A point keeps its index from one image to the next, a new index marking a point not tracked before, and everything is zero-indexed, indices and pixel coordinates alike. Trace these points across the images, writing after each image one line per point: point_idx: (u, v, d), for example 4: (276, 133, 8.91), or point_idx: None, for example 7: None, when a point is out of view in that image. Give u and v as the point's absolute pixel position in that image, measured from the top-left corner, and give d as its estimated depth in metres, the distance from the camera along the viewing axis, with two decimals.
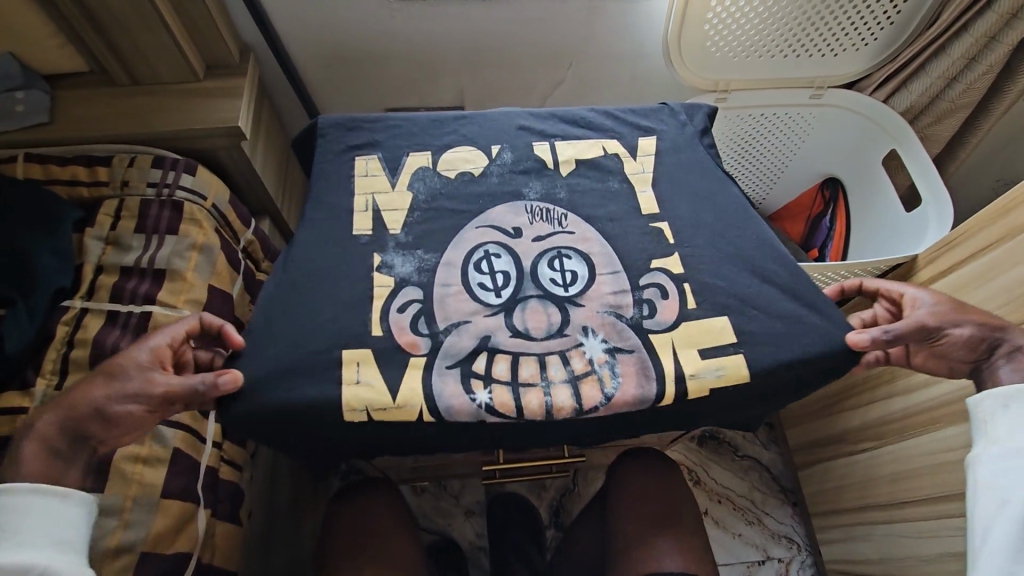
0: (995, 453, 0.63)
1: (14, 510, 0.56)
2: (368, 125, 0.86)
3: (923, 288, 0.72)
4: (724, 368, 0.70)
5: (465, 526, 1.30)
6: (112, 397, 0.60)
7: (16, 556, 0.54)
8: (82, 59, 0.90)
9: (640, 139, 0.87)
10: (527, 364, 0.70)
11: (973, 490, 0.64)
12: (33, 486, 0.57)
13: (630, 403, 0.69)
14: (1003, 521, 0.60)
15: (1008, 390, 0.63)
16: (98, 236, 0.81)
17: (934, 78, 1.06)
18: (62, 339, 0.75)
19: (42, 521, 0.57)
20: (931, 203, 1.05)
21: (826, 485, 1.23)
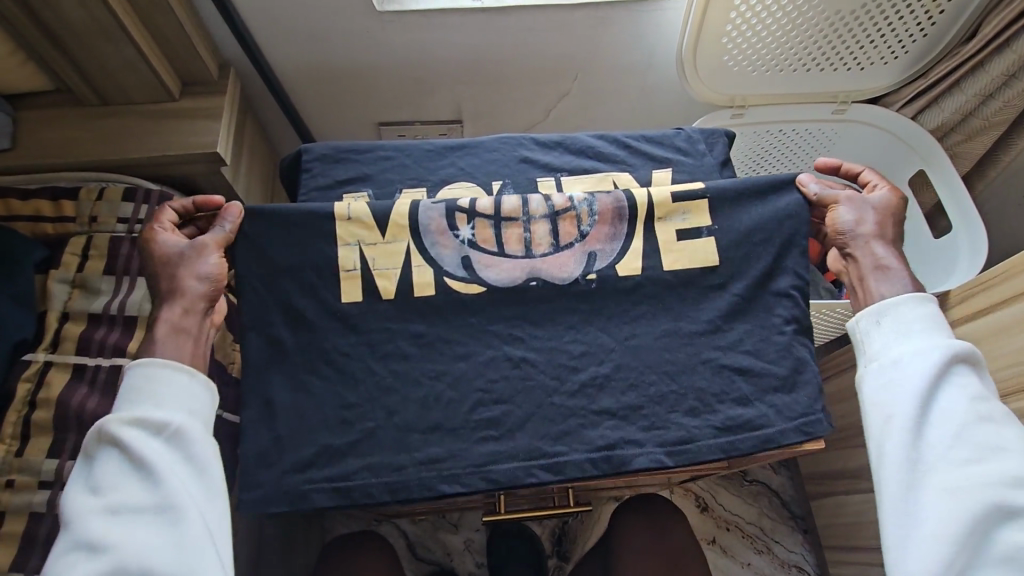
0: (875, 368, 0.66)
1: (153, 378, 0.61)
2: (357, 158, 0.80)
3: (885, 194, 0.73)
4: (690, 213, 0.74)
5: (466, 557, 1.25)
6: (188, 277, 0.66)
7: (157, 415, 0.60)
8: (47, 77, 0.83)
9: (654, 171, 0.81)
10: (510, 200, 0.74)
11: (862, 409, 0.66)
12: (165, 359, 0.62)
13: (605, 241, 0.73)
14: (887, 437, 0.63)
15: (880, 306, 0.66)
16: (64, 279, 0.74)
17: (969, 96, 0.99)
18: (23, 399, 0.68)
19: (174, 389, 0.62)
20: (962, 231, 0.98)
21: (843, 518, 1.18)
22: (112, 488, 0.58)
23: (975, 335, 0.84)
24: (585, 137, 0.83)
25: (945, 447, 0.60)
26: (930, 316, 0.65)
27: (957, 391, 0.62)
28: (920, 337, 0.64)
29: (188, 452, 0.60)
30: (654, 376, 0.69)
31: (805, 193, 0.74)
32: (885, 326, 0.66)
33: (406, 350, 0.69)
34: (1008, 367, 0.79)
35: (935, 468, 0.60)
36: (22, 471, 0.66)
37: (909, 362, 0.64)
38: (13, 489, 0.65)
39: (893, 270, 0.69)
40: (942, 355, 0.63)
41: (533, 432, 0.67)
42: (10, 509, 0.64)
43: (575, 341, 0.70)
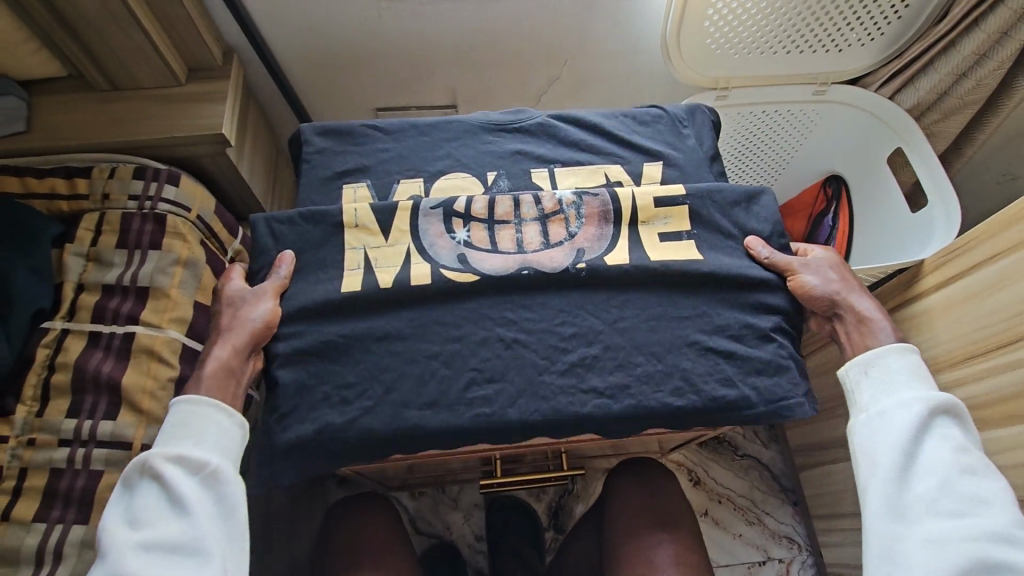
0: (863, 418, 0.69)
1: (196, 416, 0.64)
2: (356, 151, 0.83)
3: (826, 255, 0.79)
4: (671, 218, 0.79)
5: (464, 528, 1.28)
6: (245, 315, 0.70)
7: (197, 453, 0.62)
8: (57, 64, 0.87)
9: (638, 146, 0.85)
10: (503, 203, 0.79)
11: (852, 457, 0.69)
12: (214, 399, 0.65)
13: (592, 240, 0.77)
14: (875, 483, 0.65)
15: (866, 357, 0.70)
16: (78, 252, 0.78)
17: (942, 75, 1.03)
18: (42, 363, 0.72)
19: (215, 430, 0.64)
20: (936, 200, 1.03)
21: (830, 486, 1.22)
22: (147, 521, 0.59)
23: (949, 299, 0.88)
24: (576, 129, 0.87)
25: (930, 497, 0.63)
26: (915, 368, 0.69)
27: (941, 441, 0.65)
28: (906, 388, 0.68)
29: (219, 494, 0.62)
30: (641, 357, 0.72)
31: (758, 258, 0.78)
32: (872, 377, 0.70)
33: (405, 317, 0.73)
34: (978, 326, 0.83)
35: (919, 518, 0.62)
36: (43, 430, 0.70)
37: (896, 412, 0.67)
38: (36, 446, 0.69)
39: (874, 322, 0.72)
40: (925, 405, 0.66)
41: (526, 390, 0.70)
42: (34, 464, 0.68)
43: (564, 306, 0.74)
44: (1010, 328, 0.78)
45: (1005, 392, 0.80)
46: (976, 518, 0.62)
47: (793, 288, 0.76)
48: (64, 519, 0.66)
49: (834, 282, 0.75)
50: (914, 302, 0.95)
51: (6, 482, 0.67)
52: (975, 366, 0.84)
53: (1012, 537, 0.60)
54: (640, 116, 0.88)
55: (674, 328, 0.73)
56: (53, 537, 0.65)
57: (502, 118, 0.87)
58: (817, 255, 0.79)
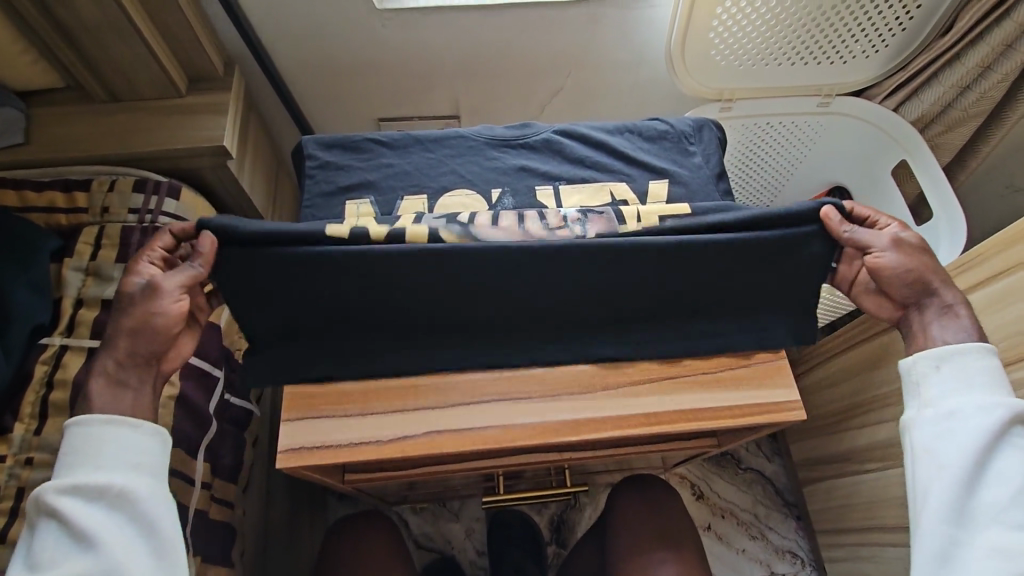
0: (929, 413, 0.64)
1: (91, 438, 0.59)
2: (361, 165, 0.82)
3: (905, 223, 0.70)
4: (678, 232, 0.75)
5: (466, 544, 1.27)
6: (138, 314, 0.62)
7: (95, 479, 0.58)
8: (58, 75, 0.86)
9: (643, 161, 0.85)
10: (505, 218, 0.75)
11: (911, 453, 0.65)
12: (106, 415, 0.60)
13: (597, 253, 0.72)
14: (938, 483, 0.62)
15: (942, 351, 0.64)
16: (77, 266, 0.77)
17: (946, 88, 1.03)
18: (41, 380, 0.71)
19: (116, 447, 0.59)
20: (942, 215, 1.02)
21: (833, 502, 1.21)
22: (51, 562, 0.55)
23: None
24: (581, 146, 0.86)
25: (1000, 506, 0.59)
26: (994, 370, 0.63)
27: (1017, 450, 0.61)
28: (984, 390, 0.63)
29: (132, 515, 0.58)
30: (649, 385, 0.71)
31: (834, 237, 0.69)
32: (944, 373, 0.65)
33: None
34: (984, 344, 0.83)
35: (981, 527, 0.59)
36: (40, 448, 0.68)
37: (971, 413, 0.62)
38: (33, 465, 0.68)
39: (960, 316, 0.66)
40: (1005, 412, 0.61)
41: (530, 405, 0.68)
42: (30, 484, 0.67)
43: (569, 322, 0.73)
44: (1017, 345, 0.78)
45: None
46: None
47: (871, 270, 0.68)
48: None
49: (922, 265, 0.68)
50: None
51: (2, 502, 0.66)
52: None
53: None
54: (646, 131, 0.88)
55: (678, 352, 0.72)
56: None
57: (507, 133, 0.87)
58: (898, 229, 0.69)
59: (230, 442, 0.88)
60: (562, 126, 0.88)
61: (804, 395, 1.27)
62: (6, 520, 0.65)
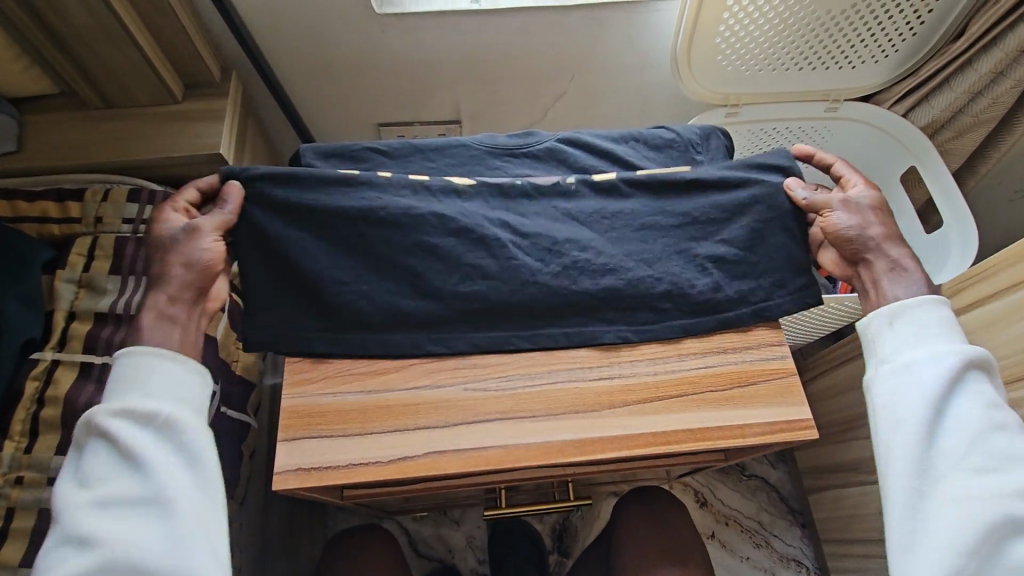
0: (886, 369, 0.66)
1: (142, 369, 0.61)
2: None
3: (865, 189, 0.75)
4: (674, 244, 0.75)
5: (466, 552, 1.26)
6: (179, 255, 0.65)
7: (144, 405, 0.60)
8: (51, 82, 0.84)
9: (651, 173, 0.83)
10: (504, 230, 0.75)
11: (873, 411, 0.67)
12: (152, 346, 0.62)
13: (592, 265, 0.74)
14: (899, 436, 0.63)
15: (893, 307, 0.67)
16: (70, 278, 0.76)
17: (957, 94, 1.01)
18: (31, 397, 0.69)
19: (163, 377, 0.61)
20: (955, 228, 1.00)
21: (840, 511, 1.19)
22: (100, 479, 0.57)
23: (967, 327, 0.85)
24: (586, 155, 0.84)
25: (959, 452, 0.61)
26: (944, 320, 0.66)
27: (972, 397, 0.63)
28: (937, 341, 0.65)
29: (177, 443, 0.60)
30: (655, 402, 0.69)
31: (794, 200, 0.75)
32: (898, 328, 0.67)
33: (407, 344, 0.70)
34: (997, 356, 0.81)
35: (945, 473, 0.61)
36: (32, 467, 0.67)
37: (926, 363, 0.64)
38: (24, 484, 0.66)
39: (909, 272, 0.69)
40: (957, 360, 0.63)
41: (533, 423, 0.67)
42: (21, 504, 0.65)
43: (574, 337, 0.71)
44: None
45: None
46: (1007, 473, 0.60)
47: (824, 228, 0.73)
48: None
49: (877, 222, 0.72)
50: None
51: None
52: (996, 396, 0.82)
53: None
54: (652, 140, 0.85)
55: (684, 368, 0.71)
56: None
57: (510, 142, 0.84)
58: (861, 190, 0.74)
59: (227, 456, 0.87)
60: (567, 134, 0.85)
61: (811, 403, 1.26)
62: None
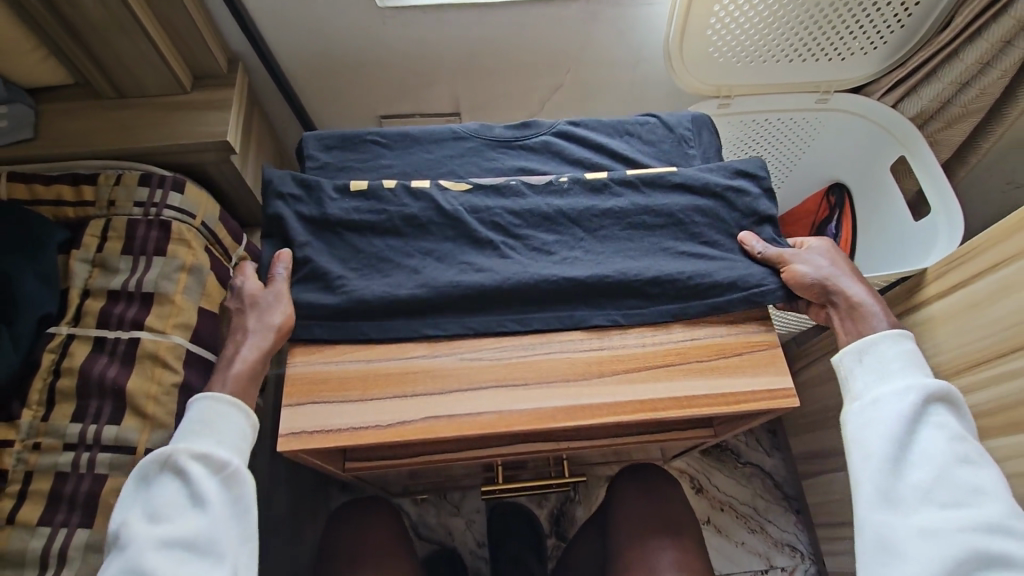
0: (856, 405, 0.69)
1: (221, 415, 0.66)
2: (360, 166, 0.83)
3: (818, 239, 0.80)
4: (662, 232, 0.80)
5: (466, 534, 1.29)
6: (264, 317, 0.70)
7: (217, 451, 0.64)
8: (66, 73, 0.88)
9: (640, 164, 0.86)
10: (498, 219, 0.79)
11: (847, 446, 0.69)
12: (235, 398, 0.66)
13: (580, 254, 0.78)
14: (868, 472, 0.65)
15: (859, 344, 0.70)
16: (84, 258, 0.79)
17: (945, 83, 1.03)
18: (48, 368, 0.73)
19: (233, 428, 0.66)
20: (942, 216, 1.02)
21: (832, 496, 1.21)
22: (167, 516, 0.61)
23: (950, 309, 0.88)
24: (580, 149, 0.87)
25: (926, 487, 0.62)
26: (908, 353, 0.69)
27: (935, 430, 0.65)
28: (900, 376, 0.68)
29: (235, 496, 0.63)
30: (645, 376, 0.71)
31: (751, 253, 0.78)
32: (866, 364, 0.70)
33: (403, 327, 0.73)
34: (978, 336, 0.83)
35: (913, 506, 0.62)
36: (48, 434, 0.70)
37: (891, 399, 0.67)
38: (40, 450, 0.70)
39: (868, 310, 0.73)
40: (921, 393, 0.66)
41: (525, 392, 0.70)
42: (38, 468, 0.69)
43: (565, 323, 0.74)
44: (1015, 337, 0.78)
45: (1009, 402, 0.79)
46: (972, 506, 0.61)
47: (786, 279, 0.76)
48: (68, 523, 0.67)
49: (833, 270, 0.76)
50: (917, 310, 0.94)
51: (11, 486, 0.68)
52: (976, 375, 0.84)
53: (1011, 529, 0.60)
54: (645, 133, 0.88)
55: (671, 342, 0.74)
56: (57, 541, 0.66)
57: (505, 133, 0.87)
58: (813, 246, 0.79)
59: None
60: (562, 128, 0.88)
61: (804, 389, 1.28)
62: (13, 502, 0.67)
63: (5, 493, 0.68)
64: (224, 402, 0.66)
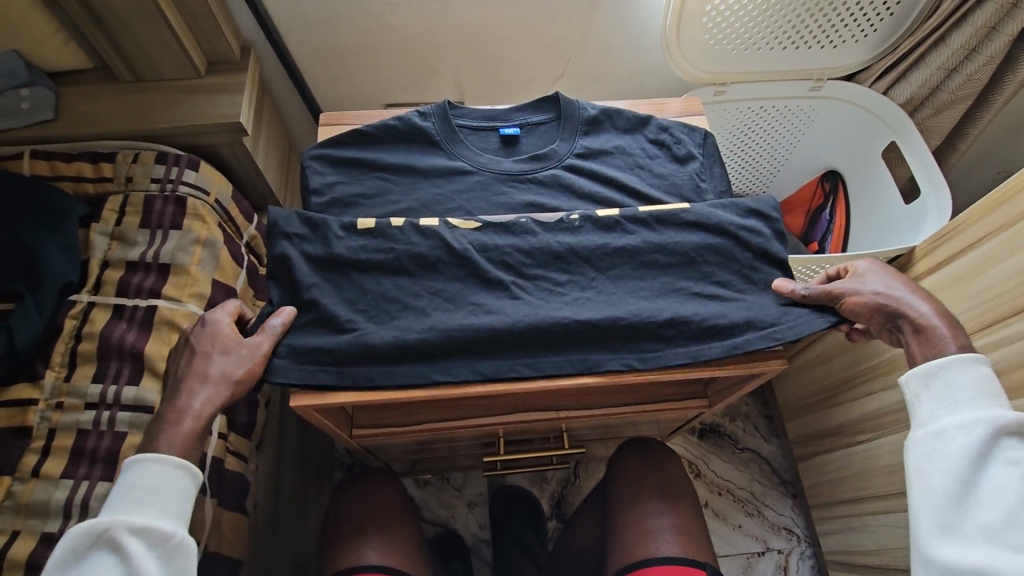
0: (923, 431, 0.64)
1: (162, 478, 0.59)
2: (367, 203, 0.80)
3: (865, 261, 0.75)
4: (679, 269, 0.77)
5: (468, 516, 1.31)
6: (230, 367, 0.66)
7: (157, 522, 0.57)
8: (87, 57, 0.92)
9: (653, 198, 0.83)
10: (508, 255, 0.75)
11: (909, 474, 0.64)
12: (180, 458, 0.60)
13: (593, 295, 0.74)
14: (929, 506, 0.61)
15: (927, 368, 0.64)
16: (103, 231, 0.83)
17: (933, 69, 1.06)
18: (70, 333, 0.76)
19: (176, 492, 0.59)
20: (929, 193, 1.06)
21: (826, 476, 1.24)
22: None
23: (937, 286, 0.91)
24: (591, 183, 0.84)
25: (994, 527, 0.57)
26: (985, 381, 0.62)
27: (1008, 467, 0.59)
28: (969, 406, 0.62)
29: (177, 568, 0.57)
30: (645, 343, 0.72)
31: (795, 297, 0.73)
32: (935, 389, 0.64)
33: (411, 372, 0.69)
34: (964, 310, 0.86)
35: (977, 545, 0.57)
36: (69, 394, 0.74)
37: (957, 432, 0.61)
38: (62, 409, 0.73)
39: (934, 328, 0.67)
40: (995, 427, 0.60)
41: None
42: (60, 426, 0.72)
43: (577, 367, 0.70)
44: (999, 307, 0.80)
45: (994, 372, 0.82)
46: None
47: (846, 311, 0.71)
48: (89, 476, 0.70)
49: (890, 289, 0.71)
50: None
51: (35, 442, 0.71)
52: None
53: None
54: (656, 167, 0.86)
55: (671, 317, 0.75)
56: (79, 492, 0.69)
57: (516, 166, 0.83)
58: (863, 267, 0.74)
59: (245, 401, 0.92)
60: (572, 161, 0.85)
61: (799, 372, 1.31)
62: (38, 457, 0.70)
63: (29, 449, 0.71)
64: (167, 464, 0.60)
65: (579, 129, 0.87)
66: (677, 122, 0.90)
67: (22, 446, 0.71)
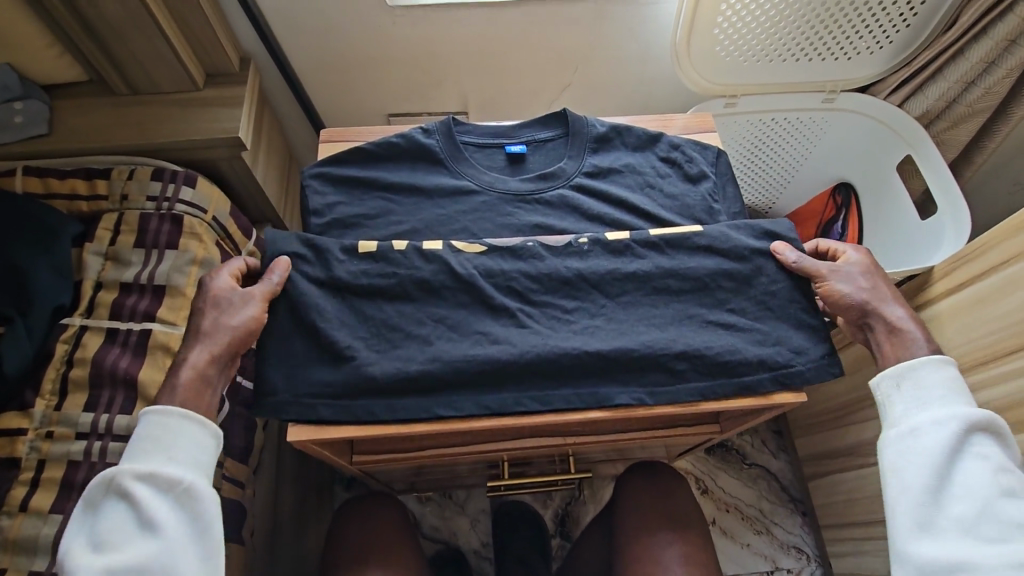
0: (896, 431, 0.64)
1: (170, 429, 0.59)
2: (369, 223, 0.78)
3: (861, 249, 0.74)
4: (693, 296, 0.74)
5: (471, 534, 1.28)
6: (226, 319, 0.64)
7: (168, 470, 0.57)
8: (81, 69, 0.89)
9: (664, 221, 0.81)
10: (515, 280, 0.73)
11: (883, 473, 0.65)
12: (185, 409, 0.60)
13: (603, 324, 0.72)
14: (905, 503, 0.61)
15: (898, 369, 0.65)
16: (97, 251, 0.80)
17: (951, 82, 1.04)
18: (61, 358, 0.74)
19: (185, 442, 0.59)
20: (948, 214, 1.02)
21: (836, 496, 1.21)
22: (116, 545, 0.55)
23: (955, 307, 0.88)
24: (600, 204, 0.81)
25: (968, 520, 0.58)
26: (952, 380, 0.63)
27: (977, 460, 0.61)
28: (941, 404, 0.63)
29: (193, 513, 0.57)
30: (655, 373, 0.70)
31: (783, 262, 0.75)
32: (906, 389, 0.65)
33: (413, 404, 0.66)
34: (985, 333, 0.83)
35: (953, 538, 0.58)
36: (61, 423, 0.71)
37: (930, 429, 0.62)
38: (53, 439, 0.70)
39: (909, 333, 0.67)
40: (965, 423, 0.61)
41: None
42: (50, 457, 0.70)
43: (586, 401, 0.68)
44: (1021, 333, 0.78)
45: (1015, 400, 0.79)
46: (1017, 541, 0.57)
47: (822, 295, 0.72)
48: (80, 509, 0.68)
49: (875, 286, 0.71)
50: (923, 308, 0.94)
51: (24, 474, 0.69)
52: (983, 374, 0.84)
53: None
54: (667, 187, 0.83)
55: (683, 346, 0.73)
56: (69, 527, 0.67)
57: (523, 186, 0.81)
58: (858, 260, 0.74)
59: (242, 425, 0.89)
60: (581, 181, 0.83)
61: (809, 388, 1.28)
62: (27, 489, 0.68)
63: (18, 481, 0.69)
64: (174, 415, 0.59)
65: (588, 146, 0.85)
66: (687, 138, 0.87)
67: (11, 477, 0.69)
